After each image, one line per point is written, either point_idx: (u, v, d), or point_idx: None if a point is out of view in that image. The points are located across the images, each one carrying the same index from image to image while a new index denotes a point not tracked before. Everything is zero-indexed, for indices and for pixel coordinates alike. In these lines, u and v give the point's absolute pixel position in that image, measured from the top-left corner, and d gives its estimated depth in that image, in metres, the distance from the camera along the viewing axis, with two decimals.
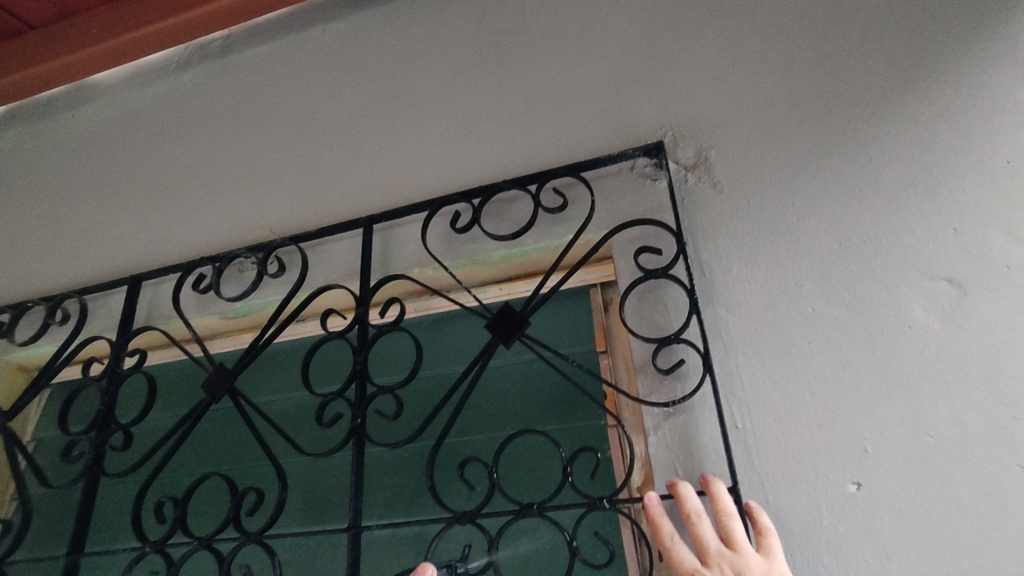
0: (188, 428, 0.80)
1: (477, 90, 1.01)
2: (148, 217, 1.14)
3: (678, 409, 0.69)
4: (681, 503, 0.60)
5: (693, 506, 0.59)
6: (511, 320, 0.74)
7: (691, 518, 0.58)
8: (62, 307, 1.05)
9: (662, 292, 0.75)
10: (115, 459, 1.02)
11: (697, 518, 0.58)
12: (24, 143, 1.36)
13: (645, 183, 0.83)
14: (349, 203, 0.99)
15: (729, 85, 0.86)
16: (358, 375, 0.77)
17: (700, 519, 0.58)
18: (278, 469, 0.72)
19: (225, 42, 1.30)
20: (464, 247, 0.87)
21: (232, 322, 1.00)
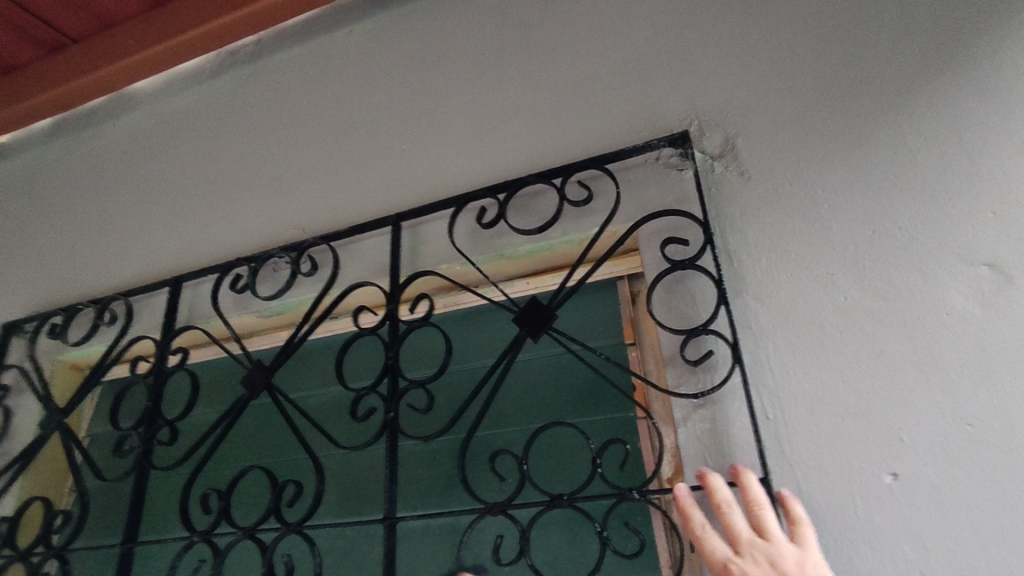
0: (230, 423, 0.86)
1: (501, 85, 1.02)
2: (187, 220, 1.18)
3: (707, 400, 0.69)
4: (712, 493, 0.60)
5: (723, 496, 0.59)
6: (539, 314, 0.76)
7: (722, 507, 0.58)
8: (110, 308, 1.09)
9: (689, 283, 0.74)
10: (163, 453, 1.06)
11: (728, 507, 0.58)
12: (70, 153, 1.43)
13: (671, 173, 0.82)
14: (378, 203, 1.01)
15: (756, 72, 0.84)
16: (390, 371, 0.80)
17: (732, 509, 0.58)
18: (315, 463, 0.77)
19: (255, 48, 1.34)
20: (491, 243, 0.88)
21: (268, 321, 1.03)
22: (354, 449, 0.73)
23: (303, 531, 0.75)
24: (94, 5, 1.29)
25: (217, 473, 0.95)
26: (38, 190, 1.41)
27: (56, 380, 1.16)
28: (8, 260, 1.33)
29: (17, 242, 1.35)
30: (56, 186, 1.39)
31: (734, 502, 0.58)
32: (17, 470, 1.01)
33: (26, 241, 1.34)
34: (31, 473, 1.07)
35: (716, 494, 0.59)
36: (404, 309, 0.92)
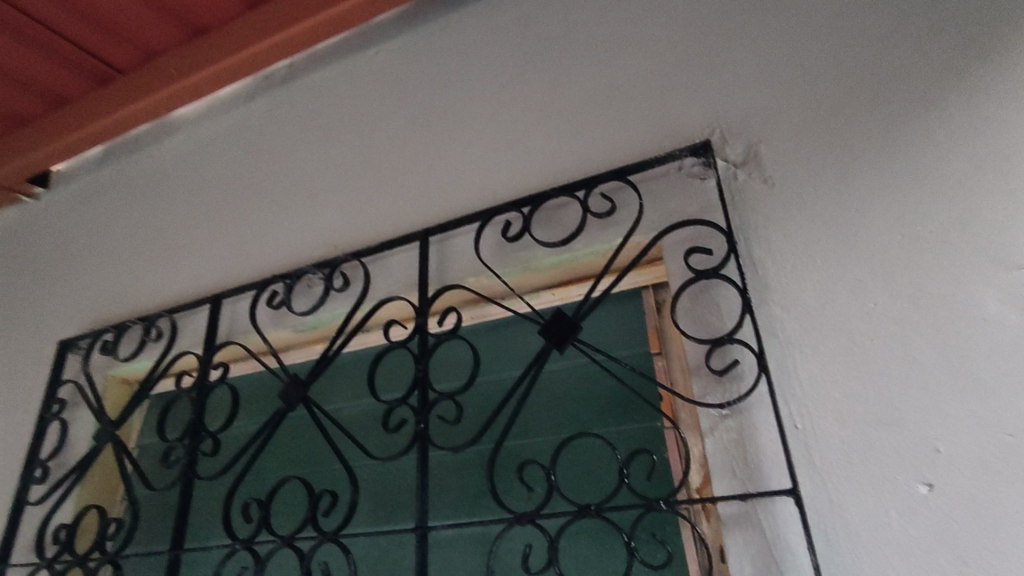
0: (269, 435, 0.91)
1: (524, 100, 1.04)
2: (227, 240, 1.23)
3: (733, 410, 0.69)
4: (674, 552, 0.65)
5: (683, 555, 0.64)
6: (564, 326, 0.77)
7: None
8: (156, 325, 1.15)
9: (714, 292, 0.74)
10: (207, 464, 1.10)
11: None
12: (119, 178, 1.50)
13: (694, 183, 0.82)
14: (406, 218, 1.04)
15: (780, 77, 0.84)
16: (420, 383, 0.82)
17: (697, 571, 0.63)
18: (350, 473, 0.82)
19: (288, 71, 1.39)
20: (516, 256, 0.89)
21: (303, 335, 1.06)
22: (386, 459, 0.77)
23: (339, 539, 0.79)
24: (139, 37, 1.36)
25: (257, 483, 0.98)
26: (90, 214, 1.49)
27: (108, 394, 1.22)
28: (63, 280, 1.41)
29: (72, 264, 1.43)
30: (106, 210, 1.47)
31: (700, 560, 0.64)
32: (76, 479, 1.08)
33: (79, 262, 1.42)
34: (87, 482, 1.13)
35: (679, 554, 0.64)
36: (433, 322, 0.94)
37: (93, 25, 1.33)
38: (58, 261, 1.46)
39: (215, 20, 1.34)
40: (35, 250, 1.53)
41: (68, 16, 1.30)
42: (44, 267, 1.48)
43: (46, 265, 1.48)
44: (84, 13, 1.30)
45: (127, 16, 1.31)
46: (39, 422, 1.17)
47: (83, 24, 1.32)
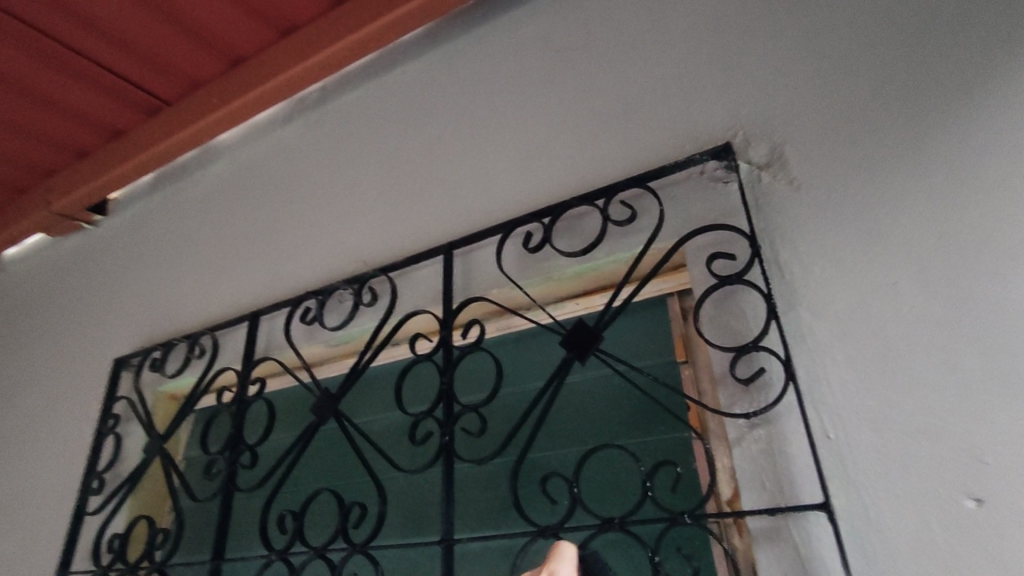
0: (302, 448, 0.93)
1: (545, 110, 1.04)
2: (265, 258, 1.28)
3: (762, 420, 0.67)
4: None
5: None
6: (585, 336, 0.76)
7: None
8: (199, 342, 1.20)
9: (738, 298, 0.72)
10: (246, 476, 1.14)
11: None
12: (169, 203, 1.59)
13: (716, 187, 0.80)
14: (432, 232, 1.06)
15: (805, 73, 0.81)
16: (445, 396, 0.83)
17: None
18: (379, 486, 0.83)
19: (321, 94, 1.44)
20: (538, 266, 0.89)
21: (335, 350, 1.09)
22: (412, 471, 0.78)
23: (369, 551, 0.80)
24: (183, 70, 1.44)
25: (292, 495, 1.01)
26: (143, 238, 1.58)
27: (158, 409, 1.29)
28: (118, 301, 1.50)
29: (126, 286, 1.51)
30: (157, 234, 1.55)
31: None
32: (128, 491, 1.14)
33: (133, 284, 1.50)
34: (139, 493, 1.19)
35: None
36: (457, 335, 0.95)
37: (141, 61, 1.41)
38: (115, 283, 1.55)
39: (252, 49, 1.40)
40: (94, 274, 1.63)
41: (118, 54, 1.38)
42: (102, 289, 1.57)
43: (104, 287, 1.57)
44: (132, 50, 1.38)
45: (171, 51, 1.39)
46: (97, 436, 1.24)
47: (132, 61, 1.40)
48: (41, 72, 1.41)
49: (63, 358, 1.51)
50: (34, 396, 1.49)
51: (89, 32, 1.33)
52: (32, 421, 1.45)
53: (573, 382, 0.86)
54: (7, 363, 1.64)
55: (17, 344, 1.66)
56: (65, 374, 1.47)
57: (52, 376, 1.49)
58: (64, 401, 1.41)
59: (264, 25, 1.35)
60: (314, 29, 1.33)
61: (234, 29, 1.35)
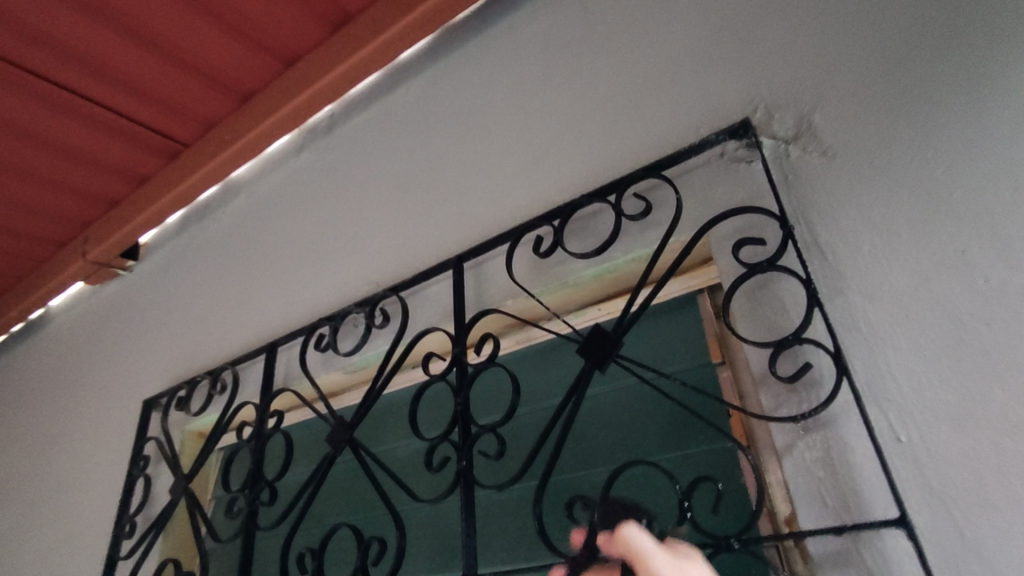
0: (320, 481, 0.89)
1: (550, 108, 0.98)
2: (281, 289, 1.26)
3: (814, 424, 0.58)
4: (630, 551, 0.48)
5: (644, 548, 0.48)
6: (603, 343, 0.69)
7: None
8: (221, 378, 1.18)
9: (774, 287, 0.65)
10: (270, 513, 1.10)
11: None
12: (194, 242, 1.60)
13: (739, 168, 0.73)
14: (440, 245, 1.00)
15: (831, 33, 0.73)
16: (460, 418, 0.77)
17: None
18: (396, 517, 0.78)
19: (330, 120, 1.43)
20: (551, 272, 0.83)
21: (353, 376, 1.05)
22: (429, 501, 0.72)
23: None
24: (196, 110, 1.45)
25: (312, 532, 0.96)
26: (172, 279, 1.59)
27: (186, 449, 1.27)
28: (149, 342, 1.51)
29: (157, 326, 1.53)
30: (185, 274, 1.56)
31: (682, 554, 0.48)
32: (156, 534, 1.11)
33: (163, 325, 1.51)
34: (169, 536, 1.17)
35: (640, 555, 0.48)
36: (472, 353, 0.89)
37: (155, 105, 1.42)
38: (147, 326, 1.56)
39: (259, 83, 1.40)
40: (129, 318, 1.65)
41: (133, 99, 1.40)
42: (136, 333, 1.58)
43: (138, 331, 1.58)
44: (145, 95, 1.39)
45: (182, 92, 1.40)
46: (128, 478, 1.23)
47: (147, 105, 1.42)
48: (63, 124, 1.45)
49: (102, 403, 1.52)
50: (76, 443, 1.51)
51: (103, 81, 1.35)
52: (73, 466, 1.46)
53: (598, 394, 0.78)
54: (53, 412, 1.67)
55: (61, 392, 1.69)
56: (103, 419, 1.48)
57: (91, 423, 1.50)
58: (101, 446, 1.42)
59: (268, 57, 1.34)
60: (316, 56, 1.32)
61: (240, 64, 1.35)
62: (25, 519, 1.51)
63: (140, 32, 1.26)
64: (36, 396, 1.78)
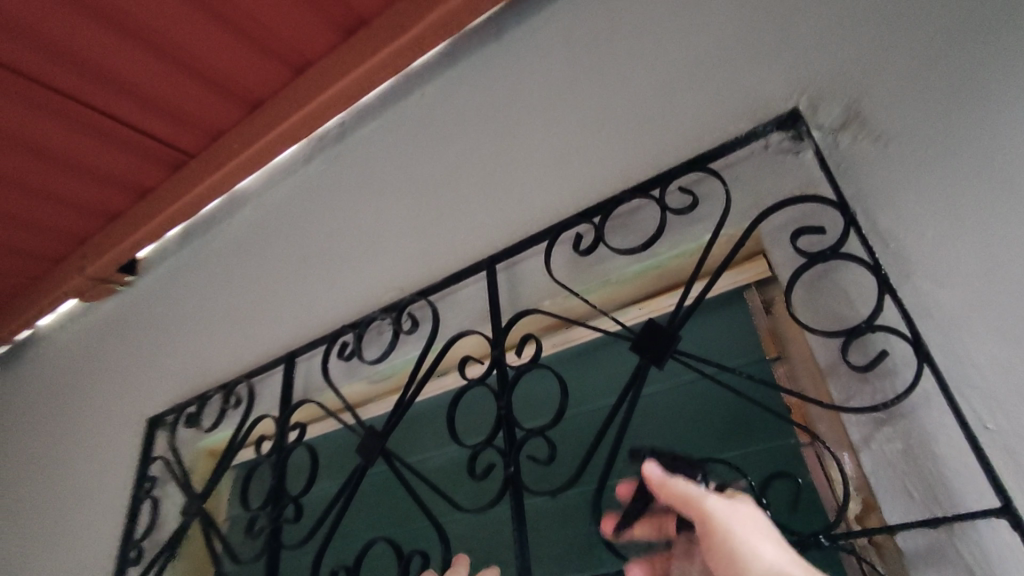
0: (351, 493, 0.86)
1: (577, 106, 0.97)
2: (296, 299, 1.22)
3: (893, 413, 0.56)
4: (680, 497, 0.49)
5: (694, 494, 0.48)
6: (658, 339, 0.67)
7: (714, 528, 0.45)
8: (235, 392, 1.14)
9: (835, 277, 0.63)
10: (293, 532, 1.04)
11: (726, 522, 0.45)
12: (197, 255, 1.56)
13: (786, 159, 0.72)
14: (468, 247, 0.98)
15: (875, 26, 0.73)
16: (504, 422, 0.75)
17: (731, 524, 0.45)
18: (438, 528, 0.74)
19: (341, 129, 1.39)
20: (592, 270, 0.81)
21: (378, 386, 1.02)
22: (477, 510, 0.69)
23: None
24: (202, 119, 1.42)
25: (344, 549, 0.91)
26: (175, 294, 1.54)
27: (196, 468, 1.22)
28: (152, 358, 1.46)
29: (159, 342, 1.48)
30: (189, 287, 1.52)
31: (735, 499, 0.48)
32: (168, 558, 1.06)
33: (166, 340, 1.46)
34: (182, 560, 1.12)
35: (690, 498, 0.48)
36: (511, 355, 0.86)
37: (160, 114, 1.39)
38: (150, 342, 1.51)
39: (268, 91, 1.37)
40: (129, 334, 1.59)
41: (138, 108, 1.36)
42: (138, 349, 1.52)
43: (138, 348, 1.53)
44: (151, 103, 1.36)
45: (189, 100, 1.36)
46: (134, 500, 1.17)
47: (151, 114, 1.38)
48: (64, 134, 1.40)
49: (102, 423, 1.46)
50: (75, 466, 1.44)
51: (107, 89, 1.31)
52: (72, 490, 1.40)
53: (650, 394, 0.76)
54: (47, 435, 1.60)
55: (56, 414, 1.62)
56: (103, 439, 1.42)
57: (90, 444, 1.44)
58: (103, 467, 1.36)
59: (278, 64, 1.31)
60: (328, 63, 1.29)
61: (249, 71, 1.32)
62: (21, 547, 1.43)
63: (149, 39, 1.22)
64: (29, 419, 1.71)
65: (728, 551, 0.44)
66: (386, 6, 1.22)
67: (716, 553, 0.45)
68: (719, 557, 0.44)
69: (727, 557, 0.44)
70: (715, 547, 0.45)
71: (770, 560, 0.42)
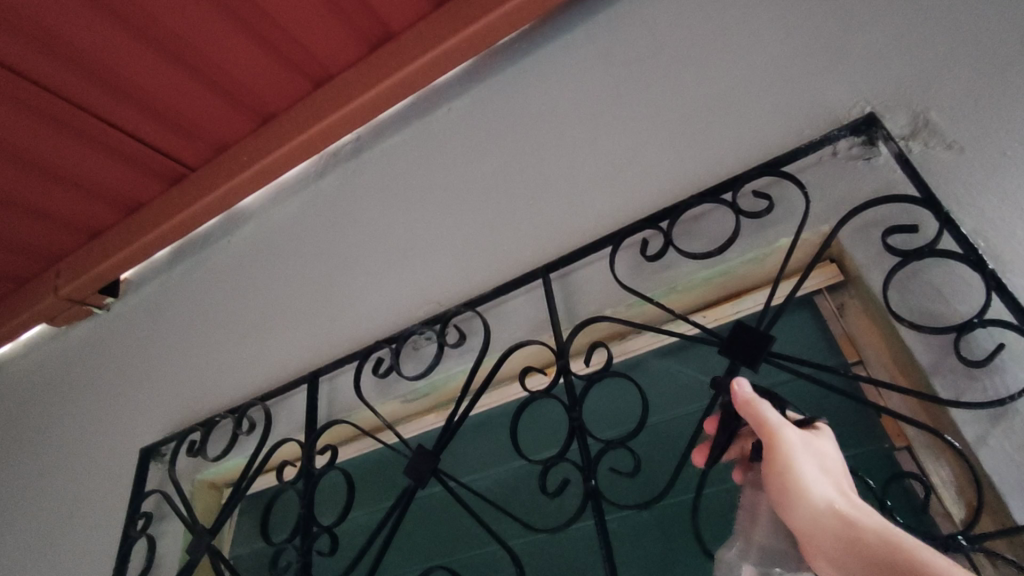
0: (400, 515, 0.79)
1: (624, 119, 0.95)
2: (314, 318, 1.15)
3: (1008, 408, 0.55)
4: (759, 421, 0.49)
5: (773, 422, 0.49)
6: (749, 340, 0.65)
7: (784, 456, 0.46)
8: (247, 416, 1.05)
9: (929, 274, 0.63)
10: (327, 565, 0.96)
11: (795, 455, 0.46)
12: (189, 276, 1.45)
13: (858, 164, 0.73)
14: (513, 259, 0.95)
15: (937, 41, 0.75)
16: (579, 434, 0.70)
17: (800, 456, 0.46)
18: (509, 550, 0.69)
19: (356, 145, 1.32)
20: (660, 276, 0.79)
21: (413, 405, 0.96)
22: (560, 527, 0.64)
23: None
24: (209, 131, 1.34)
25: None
26: (164, 316, 1.43)
27: (197, 501, 1.12)
28: (142, 386, 1.34)
29: (148, 369, 1.36)
30: (181, 310, 1.40)
31: (810, 437, 0.49)
32: None
33: (158, 366, 1.35)
34: None
35: (768, 424, 0.49)
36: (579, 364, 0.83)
37: (163, 122, 1.30)
38: (136, 368, 1.39)
39: (283, 104, 1.31)
40: (108, 361, 1.45)
41: (137, 114, 1.28)
42: (121, 378, 1.40)
43: (121, 376, 1.40)
44: (153, 110, 1.28)
45: (199, 111, 1.30)
46: (127, 540, 1.06)
47: (152, 122, 1.30)
48: (58, 143, 1.30)
49: (82, 459, 1.32)
50: (50, 507, 1.30)
51: (107, 94, 1.22)
52: (49, 534, 1.26)
53: None
54: (13, 474, 1.44)
55: (23, 450, 1.46)
56: (86, 478, 1.28)
57: (70, 482, 1.30)
58: (88, 507, 1.23)
59: (298, 76, 1.26)
60: (350, 75, 1.24)
61: (267, 82, 1.26)
62: None
63: (165, 43, 1.15)
64: None
65: (789, 478, 0.45)
66: (416, 20, 1.19)
67: (776, 477, 0.46)
68: (778, 481, 0.46)
69: (786, 482, 0.45)
70: (775, 471, 0.46)
71: (830, 496, 0.43)
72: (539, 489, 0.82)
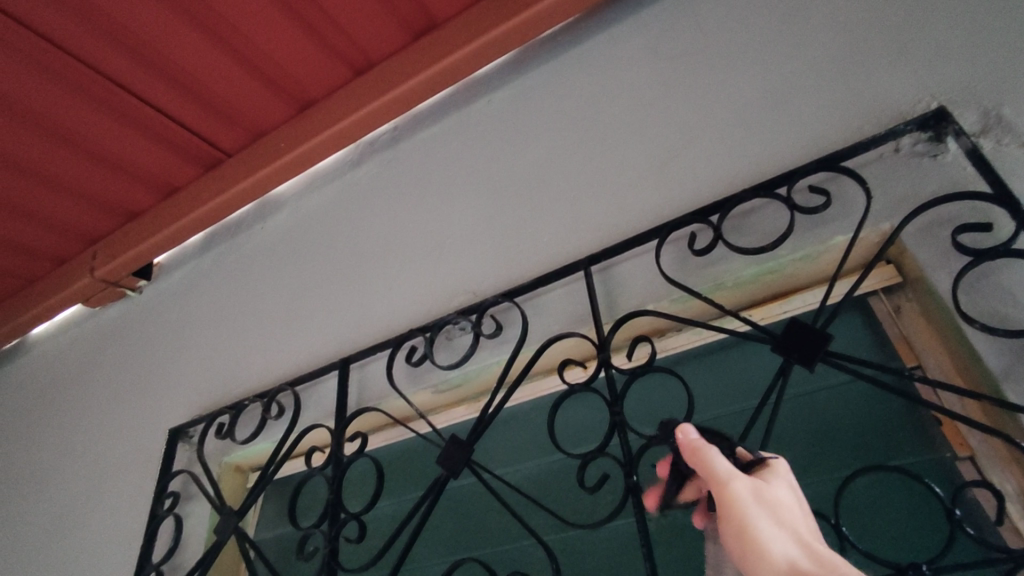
0: (432, 503, 0.77)
1: (670, 112, 0.93)
2: (345, 305, 1.15)
3: None
4: (706, 473, 0.44)
5: (722, 474, 0.44)
6: (807, 339, 0.62)
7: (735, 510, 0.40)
8: (276, 400, 1.05)
9: (1002, 276, 0.60)
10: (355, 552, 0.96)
11: (749, 506, 0.40)
12: (221, 261, 1.45)
13: (923, 161, 0.70)
14: (553, 251, 0.93)
15: (1010, 35, 0.71)
16: (620, 429, 0.67)
17: (754, 507, 0.40)
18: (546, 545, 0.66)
19: (393, 134, 1.31)
20: (706, 271, 0.77)
21: (444, 397, 0.95)
22: (602, 523, 0.62)
23: None
24: (247, 117, 1.35)
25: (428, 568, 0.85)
26: (196, 300, 1.43)
27: (223, 483, 1.12)
28: (172, 369, 1.35)
29: (178, 353, 1.36)
30: (212, 294, 1.41)
31: (764, 484, 0.43)
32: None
33: (187, 350, 1.35)
34: None
35: (716, 477, 0.43)
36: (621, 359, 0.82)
37: (202, 104, 1.31)
38: (166, 351, 1.39)
39: (322, 91, 1.32)
40: (140, 343, 1.47)
41: (179, 96, 1.29)
42: (152, 359, 1.41)
43: (152, 358, 1.41)
44: (195, 92, 1.29)
45: (242, 97, 1.31)
46: (155, 518, 1.06)
47: (194, 104, 1.31)
48: (109, 128, 1.32)
49: (112, 438, 1.33)
50: (81, 484, 1.31)
51: (152, 74, 1.23)
52: (79, 511, 1.27)
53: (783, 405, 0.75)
54: (43, 451, 1.46)
55: (55, 427, 1.48)
56: (115, 456, 1.29)
57: (100, 461, 1.31)
58: (119, 484, 1.24)
59: (339, 65, 1.27)
60: (390, 64, 1.24)
61: (309, 69, 1.27)
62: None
63: (209, 25, 1.16)
64: (21, 433, 1.56)
65: (747, 532, 0.39)
66: (458, 11, 1.19)
67: (733, 536, 0.39)
68: (734, 542, 0.39)
69: (742, 542, 0.39)
70: (730, 533, 0.40)
71: (793, 552, 0.36)
72: (577, 484, 0.81)
